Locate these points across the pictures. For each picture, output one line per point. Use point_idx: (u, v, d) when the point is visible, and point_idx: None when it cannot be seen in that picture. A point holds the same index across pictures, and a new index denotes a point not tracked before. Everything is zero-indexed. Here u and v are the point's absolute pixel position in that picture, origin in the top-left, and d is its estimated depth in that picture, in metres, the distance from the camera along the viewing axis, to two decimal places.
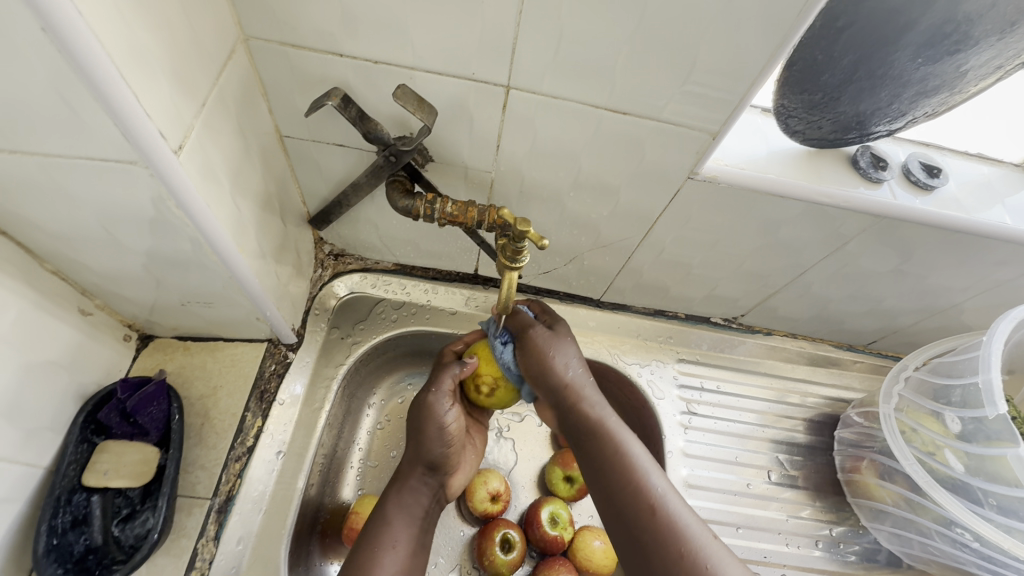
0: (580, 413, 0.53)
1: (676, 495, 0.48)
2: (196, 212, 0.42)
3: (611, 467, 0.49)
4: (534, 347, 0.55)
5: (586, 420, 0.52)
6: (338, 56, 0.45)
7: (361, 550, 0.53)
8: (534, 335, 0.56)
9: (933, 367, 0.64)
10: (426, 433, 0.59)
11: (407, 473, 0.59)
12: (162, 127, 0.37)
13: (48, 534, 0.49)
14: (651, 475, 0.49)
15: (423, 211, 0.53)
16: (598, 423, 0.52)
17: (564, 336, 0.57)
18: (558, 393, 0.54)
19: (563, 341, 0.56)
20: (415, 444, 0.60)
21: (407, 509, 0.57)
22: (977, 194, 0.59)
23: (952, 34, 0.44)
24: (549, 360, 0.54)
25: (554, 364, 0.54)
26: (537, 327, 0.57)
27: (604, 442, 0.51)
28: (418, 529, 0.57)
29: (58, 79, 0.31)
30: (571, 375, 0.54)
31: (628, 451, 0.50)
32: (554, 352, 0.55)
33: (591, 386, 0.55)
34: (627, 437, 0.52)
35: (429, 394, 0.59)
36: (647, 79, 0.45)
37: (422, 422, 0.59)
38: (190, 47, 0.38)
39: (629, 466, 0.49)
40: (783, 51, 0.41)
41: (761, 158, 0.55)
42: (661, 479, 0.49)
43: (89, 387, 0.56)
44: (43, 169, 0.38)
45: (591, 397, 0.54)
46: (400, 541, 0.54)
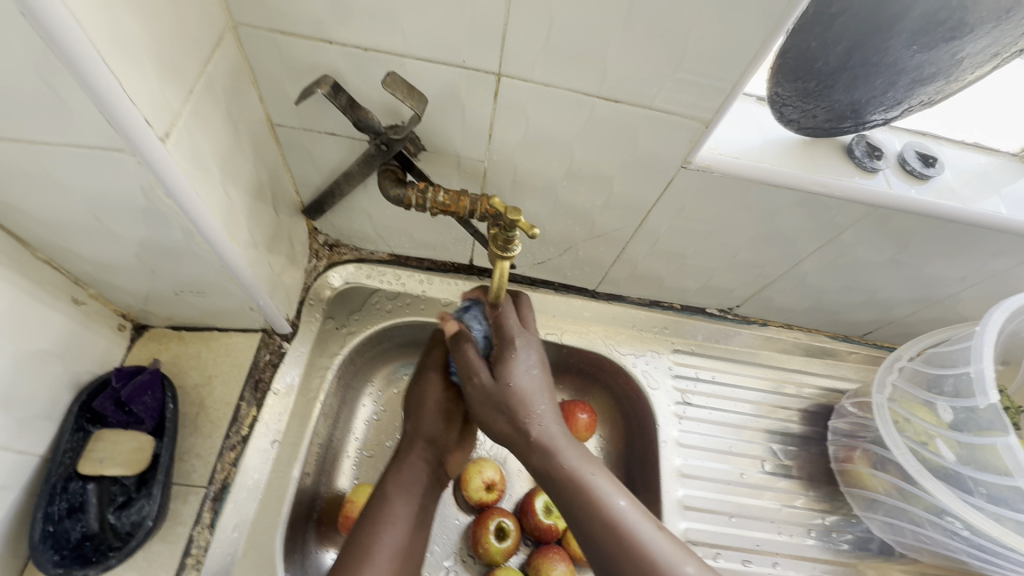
0: (538, 458, 0.52)
1: (641, 514, 0.48)
2: (185, 201, 0.42)
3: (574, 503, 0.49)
4: (483, 396, 0.53)
5: (546, 456, 0.52)
6: (328, 43, 0.45)
7: (360, 528, 0.54)
8: (478, 382, 0.54)
9: (927, 357, 0.64)
10: (424, 410, 0.62)
11: (406, 451, 0.60)
12: (148, 114, 0.36)
13: (44, 521, 0.50)
14: (617, 502, 0.49)
15: (415, 200, 0.53)
16: (554, 468, 0.51)
17: (523, 340, 0.55)
18: (513, 436, 0.53)
19: (520, 352, 0.54)
20: (413, 421, 0.62)
21: (406, 486, 0.58)
22: (974, 184, 0.58)
23: (947, 20, 0.43)
24: (497, 414, 0.53)
25: (508, 408, 0.53)
26: (482, 373, 0.54)
27: (567, 480, 0.50)
28: (419, 507, 0.57)
29: (40, 64, 0.31)
30: (534, 429, 0.52)
31: (587, 483, 0.50)
32: (511, 394, 0.52)
33: (545, 392, 0.54)
34: (586, 467, 0.51)
35: (427, 373, 0.64)
36: (639, 67, 0.44)
37: (419, 404, 0.62)
38: (177, 34, 0.38)
39: (591, 499, 0.49)
40: (776, 37, 0.41)
41: (756, 148, 0.54)
42: (625, 503, 0.49)
43: (84, 376, 0.56)
44: (30, 157, 0.38)
45: (539, 409, 0.53)
46: (401, 518, 0.55)
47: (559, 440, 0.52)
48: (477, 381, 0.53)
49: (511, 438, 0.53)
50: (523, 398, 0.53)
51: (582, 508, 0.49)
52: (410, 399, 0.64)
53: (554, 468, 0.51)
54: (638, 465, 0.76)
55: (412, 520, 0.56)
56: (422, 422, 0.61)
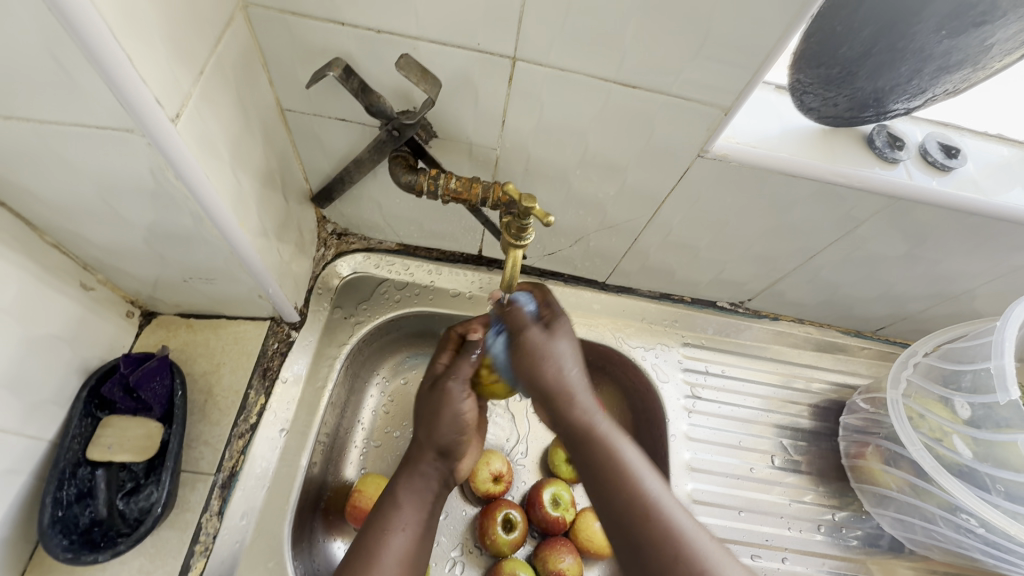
0: (577, 415, 0.53)
1: (669, 494, 0.49)
2: (195, 186, 0.42)
3: (603, 468, 0.50)
4: (527, 348, 0.53)
5: (579, 413, 0.53)
6: (339, 25, 0.44)
7: (367, 533, 0.54)
8: (529, 337, 0.54)
9: (943, 353, 0.64)
10: (441, 420, 0.59)
11: (418, 456, 0.59)
12: (159, 95, 0.36)
13: (53, 506, 0.50)
14: (647, 478, 0.50)
15: (426, 186, 0.52)
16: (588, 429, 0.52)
17: (558, 313, 0.56)
18: (553, 396, 0.53)
19: (562, 336, 0.54)
20: (428, 427, 0.59)
21: (416, 491, 0.57)
22: (997, 176, 0.57)
23: (977, 5, 0.42)
24: (541, 367, 0.53)
25: (546, 370, 0.53)
26: (529, 330, 0.54)
27: (600, 445, 0.52)
28: (426, 513, 0.57)
29: (51, 40, 0.30)
30: (574, 391, 0.53)
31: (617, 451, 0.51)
32: (551, 355, 0.53)
33: (585, 385, 0.54)
34: (619, 438, 0.52)
35: (448, 384, 0.58)
36: (657, 52, 0.43)
37: (435, 414, 0.59)
38: (189, 12, 0.37)
39: (622, 466, 0.50)
40: (801, 21, 0.40)
41: (774, 137, 0.53)
42: (654, 480, 0.50)
43: (92, 362, 0.56)
44: (38, 137, 0.37)
45: (579, 400, 0.53)
46: (408, 523, 0.55)
47: (594, 410, 0.53)
48: (529, 339, 0.54)
49: (551, 396, 0.53)
50: (561, 364, 0.53)
51: (603, 466, 0.51)
52: (425, 404, 0.60)
53: (592, 431, 0.52)
54: (647, 458, 0.75)
55: (418, 526, 0.56)
56: (436, 431, 0.59)
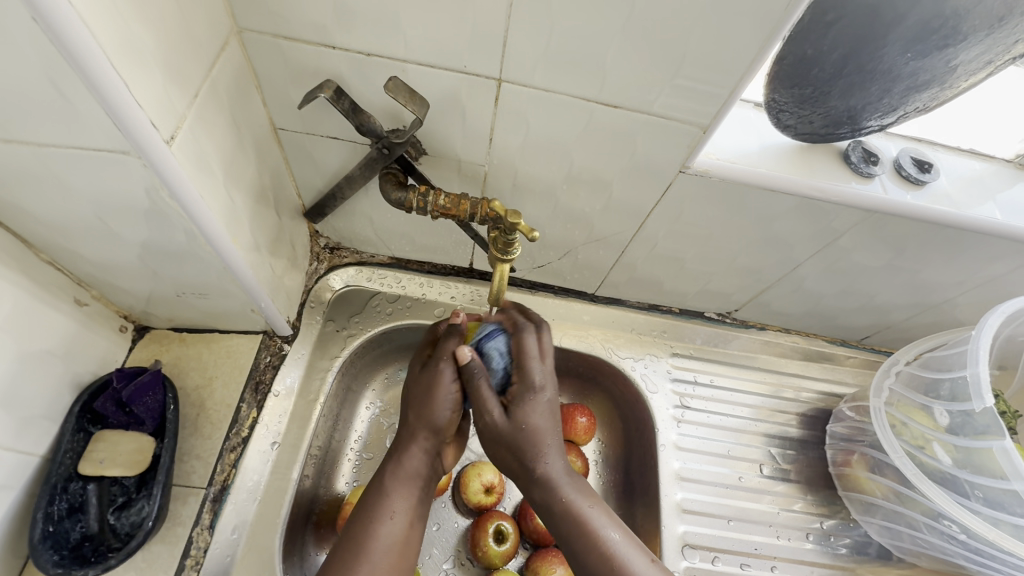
0: (539, 493, 0.53)
1: (633, 547, 0.51)
2: (188, 203, 0.43)
3: (576, 538, 0.51)
4: (493, 432, 0.52)
5: (546, 492, 0.53)
6: (330, 48, 0.46)
7: (353, 522, 0.52)
8: (491, 421, 0.52)
9: (924, 361, 0.65)
10: (432, 398, 0.56)
11: (408, 440, 0.56)
12: (154, 118, 0.37)
13: (45, 521, 0.50)
14: (613, 536, 0.51)
15: (416, 204, 0.53)
16: (556, 500, 0.52)
17: (492, 411, 0.52)
18: (518, 472, 0.54)
19: (540, 391, 0.54)
20: (418, 408, 0.56)
21: (406, 476, 0.55)
22: (969, 190, 0.59)
23: (940, 29, 0.44)
24: (513, 425, 0.52)
25: (515, 428, 0.52)
26: (494, 413, 0.52)
27: (566, 516, 0.52)
28: (418, 501, 0.54)
29: (50, 68, 0.32)
30: (541, 470, 0.53)
31: (587, 522, 0.51)
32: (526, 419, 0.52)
33: (554, 429, 0.54)
34: (587, 506, 0.52)
35: (439, 365, 0.56)
36: (637, 75, 0.45)
37: (427, 394, 0.56)
38: (183, 39, 0.39)
39: (591, 532, 0.51)
40: (772, 44, 0.42)
41: (754, 153, 0.55)
42: (626, 547, 0.50)
43: (86, 377, 0.57)
44: (37, 159, 0.39)
45: (547, 446, 0.53)
46: (399, 507, 0.53)
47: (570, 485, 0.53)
48: (490, 422, 0.52)
49: (516, 474, 0.54)
50: (531, 428, 0.52)
51: (570, 537, 0.51)
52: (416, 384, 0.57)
53: (558, 504, 0.52)
54: (638, 469, 0.76)
55: (410, 512, 0.53)
56: (425, 414, 0.56)
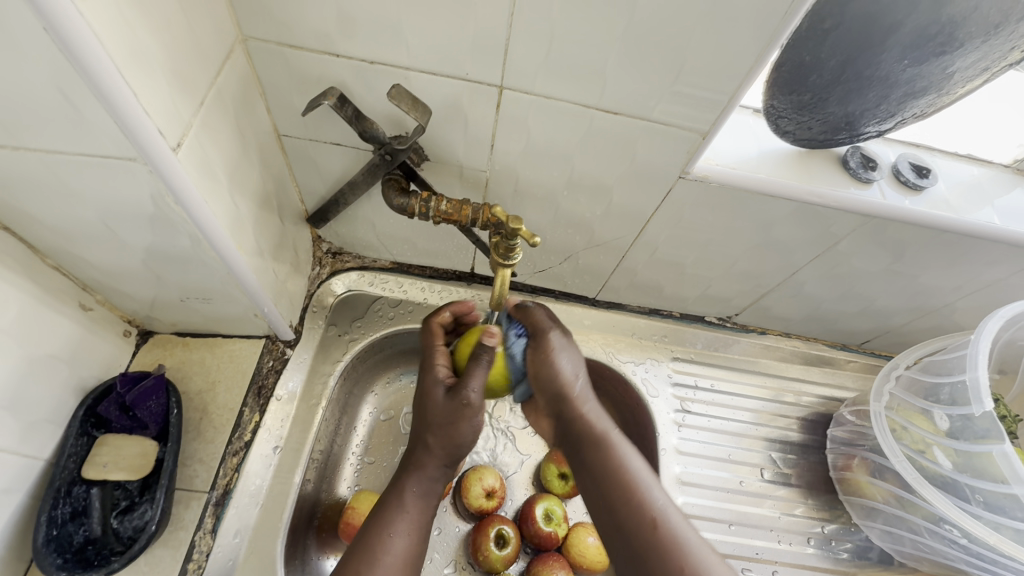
0: (580, 433, 0.54)
1: (674, 509, 0.49)
2: (193, 209, 0.43)
3: (613, 475, 0.51)
4: (544, 351, 0.54)
5: (589, 433, 0.53)
6: (334, 56, 0.46)
7: (363, 535, 0.52)
8: (543, 349, 0.54)
9: (924, 365, 0.65)
10: (455, 426, 0.53)
11: (425, 458, 0.54)
12: (161, 125, 0.38)
13: (48, 525, 0.50)
14: (654, 490, 0.50)
15: (418, 209, 0.54)
16: (596, 440, 0.53)
17: (550, 340, 0.54)
18: (559, 403, 0.55)
19: (572, 347, 0.55)
20: (441, 430, 0.54)
21: (423, 492, 0.54)
22: (967, 195, 0.59)
23: (937, 36, 0.45)
24: (554, 363, 0.54)
25: (558, 368, 0.54)
26: (533, 363, 0.54)
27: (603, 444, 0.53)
28: (427, 519, 0.54)
29: (59, 77, 0.32)
30: (580, 411, 0.54)
31: (622, 459, 0.52)
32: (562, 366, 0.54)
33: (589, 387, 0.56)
34: (622, 443, 0.53)
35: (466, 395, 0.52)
36: (637, 82, 0.46)
37: (451, 423, 0.53)
38: (189, 47, 0.39)
39: (626, 478, 0.50)
40: (770, 51, 0.42)
41: (753, 159, 0.56)
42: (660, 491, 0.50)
43: (89, 381, 0.57)
44: (45, 166, 0.39)
45: (583, 394, 0.55)
46: (412, 524, 0.53)
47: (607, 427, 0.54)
48: (548, 343, 0.54)
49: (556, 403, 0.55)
50: (570, 373, 0.54)
51: (606, 472, 0.51)
52: (437, 409, 0.54)
53: (596, 435, 0.53)
54: None
55: (421, 530, 0.53)
56: (449, 437, 0.54)
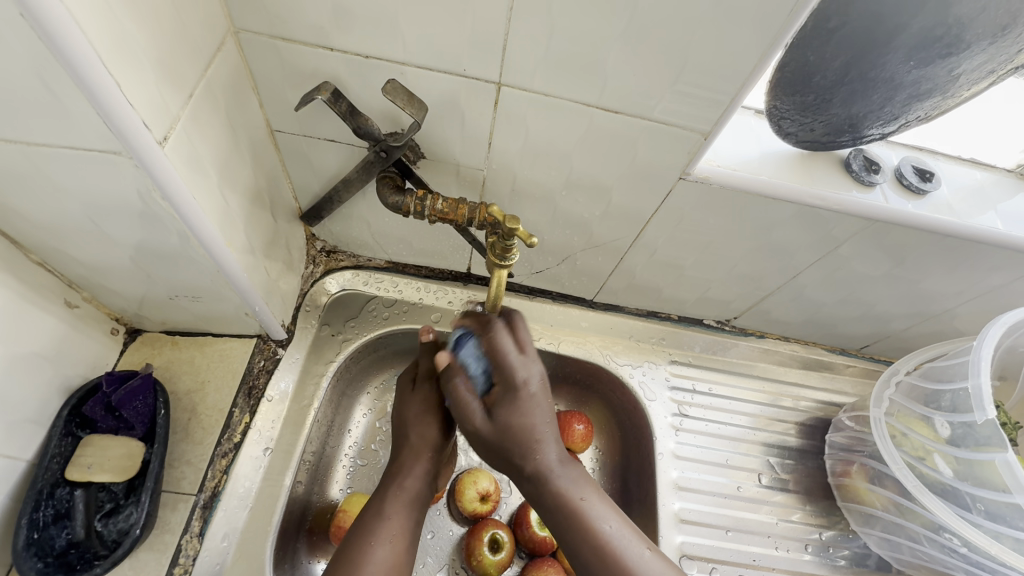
0: (535, 484, 0.51)
1: (630, 533, 0.50)
2: (181, 204, 0.42)
3: (574, 526, 0.49)
4: (500, 404, 0.50)
5: (541, 484, 0.51)
6: (328, 50, 0.45)
7: (351, 539, 0.52)
8: (474, 428, 0.51)
9: (924, 372, 0.64)
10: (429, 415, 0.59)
11: (407, 461, 0.57)
12: (147, 118, 0.36)
13: (29, 528, 0.49)
14: (606, 523, 0.50)
15: (414, 208, 0.52)
16: (550, 490, 0.50)
17: (510, 375, 0.50)
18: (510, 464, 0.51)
19: (532, 362, 0.51)
20: (415, 425, 0.58)
21: (406, 499, 0.55)
22: (970, 200, 0.59)
23: (943, 37, 0.44)
24: (508, 414, 0.49)
25: (511, 420, 0.49)
26: (476, 418, 0.51)
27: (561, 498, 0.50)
28: (413, 522, 0.54)
29: (38, 66, 0.31)
30: (534, 461, 0.50)
31: (579, 506, 0.50)
32: (520, 409, 0.50)
33: (548, 417, 0.51)
34: (577, 487, 0.51)
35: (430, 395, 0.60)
36: (637, 81, 0.45)
37: (422, 413, 0.59)
38: (178, 38, 0.38)
39: (584, 525, 0.49)
40: (775, 50, 0.41)
41: (754, 160, 0.55)
42: (616, 522, 0.51)
43: (75, 380, 0.56)
44: (27, 159, 0.38)
45: (543, 443, 0.50)
46: (397, 530, 0.53)
47: (559, 468, 0.51)
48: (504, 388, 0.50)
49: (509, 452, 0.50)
50: (523, 421, 0.50)
51: (563, 522, 0.50)
52: (413, 406, 0.59)
53: (552, 485, 0.50)
54: (635, 478, 0.75)
55: (406, 535, 0.53)
56: (426, 429, 0.58)
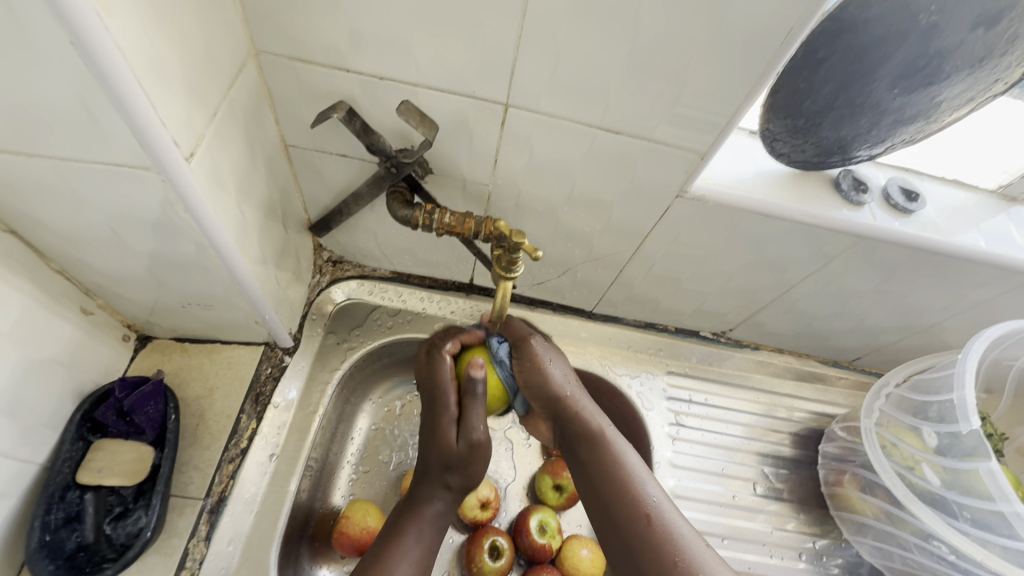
0: (576, 425, 0.56)
1: (670, 505, 0.51)
2: (201, 217, 0.44)
3: (609, 482, 0.52)
4: (531, 361, 0.57)
5: (581, 428, 0.56)
6: (344, 71, 0.47)
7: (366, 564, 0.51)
8: (529, 367, 0.56)
9: (913, 383, 0.67)
10: (445, 440, 0.55)
11: (426, 485, 0.56)
12: (176, 136, 0.38)
13: (41, 530, 0.50)
14: (642, 479, 0.52)
15: (422, 221, 0.55)
16: (594, 432, 0.55)
17: (477, 389, 0.55)
18: (555, 406, 0.57)
19: (555, 355, 0.59)
20: (443, 451, 0.56)
21: (424, 521, 0.54)
22: (955, 218, 0.61)
23: (926, 67, 0.47)
24: (546, 368, 0.57)
25: (550, 375, 0.57)
26: (478, 376, 0.54)
27: (597, 449, 0.54)
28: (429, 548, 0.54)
29: (78, 88, 0.33)
30: (575, 405, 0.57)
31: (617, 454, 0.54)
32: (546, 367, 0.57)
33: (581, 392, 0.59)
34: (617, 439, 0.55)
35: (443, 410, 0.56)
36: (638, 104, 0.47)
37: (440, 435, 0.56)
38: (205, 59, 0.40)
39: (620, 467, 0.53)
40: (767, 77, 0.44)
41: (748, 179, 0.57)
42: (654, 486, 0.52)
43: (87, 385, 0.57)
44: (58, 172, 0.40)
45: (580, 396, 0.58)
46: (415, 555, 0.52)
47: (602, 421, 0.57)
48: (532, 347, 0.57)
49: (546, 403, 0.57)
50: (562, 381, 0.57)
51: (602, 464, 0.53)
52: (428, 428, 0.57)
53: (587, 434, 0.55)
54: None
55: (426, 559, 0.53)
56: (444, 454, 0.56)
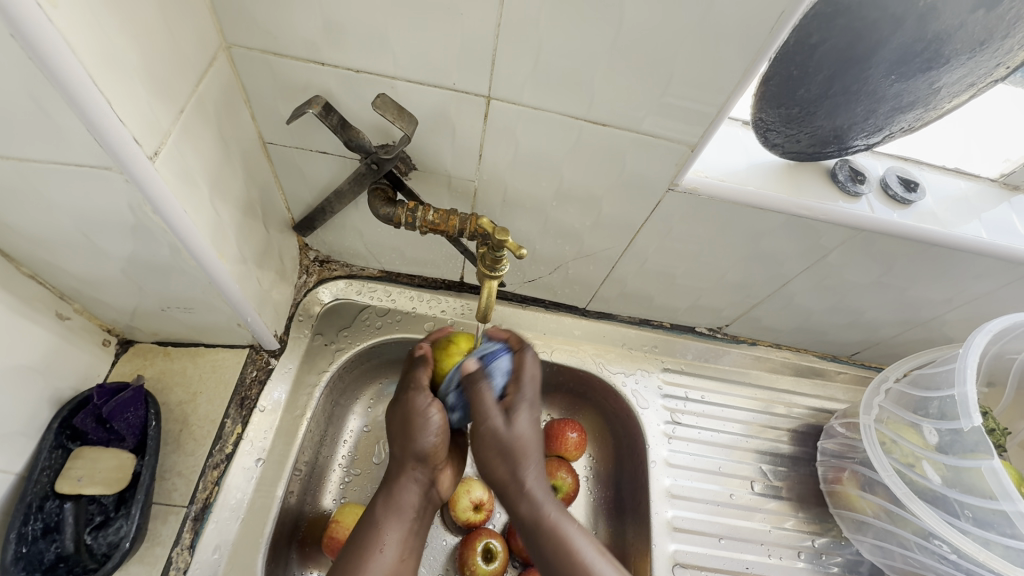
0: (524, 508, 0.55)
1: None
2: (171, 217, 0.42)
3: None
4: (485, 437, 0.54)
5: (532, 507, 0.54)
6: (319, 64, 0.46)
7: (347, 554, 0.53)
8: (488, 429, 0.54)
9: (913, 379, 0.65)
10: (413, 428, 0.57)
11: (396, 473, 0.58)
12: (137, 133, 0.37)
13: (17, 542, 0.49)
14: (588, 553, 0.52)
15: (405, 219, 0.53)
16: (539, 520, 0.54)
17: (491, 419, 0.54)
18: (504, 483, 0.55)
19: (520, 418, 0.54)
20: (401, 441, 0.58)
21: (397, 509, 0.56)
22: (955, 209, 0.59)
23: (923, 51, 0.45)
24: (490, 447, 0.54)
25: (492, 453, 0.54)
26: (494, 419, 0.54)
27: (549, 535, 0.53)
28: (409, 532, 0.56)
29: (27, 83, 0.31)
30: (523, 481, 0.55)
31: (568, 538, 0.53)
32: (509, 442, 0.54)
33: (536, 450, 0.56)
34: (565, 523, 0.54)
35: (412, 396, 0.57)
36: (624, 94, 0.46)
37: (405, 427, 0.57)
38: (168, 53, 0.38)
39: (570, 551, 0.52)
40: (760, 62, 0.42)
41: (742, 171, 0.55)
42: (604, 564, 0.52)
43: (66, 392, 0.56)
44: (19, 174, 0.38)
45: (529, 464, 0.55)
46: (390, 543, 0.54)
47: (545, 496, 0.55)
48: (488, 430, 0.54)
49: (501, 483, 0.56)
50: (517, 450, 0.54)
51: (552, 548, 0.53)
52: (396, 419, 0.58)
53: (541, 520, 0.54)
54: (628, 486, 0.75)
55: (403, 548, 0.55)
56: (410, 444, 0.57)
